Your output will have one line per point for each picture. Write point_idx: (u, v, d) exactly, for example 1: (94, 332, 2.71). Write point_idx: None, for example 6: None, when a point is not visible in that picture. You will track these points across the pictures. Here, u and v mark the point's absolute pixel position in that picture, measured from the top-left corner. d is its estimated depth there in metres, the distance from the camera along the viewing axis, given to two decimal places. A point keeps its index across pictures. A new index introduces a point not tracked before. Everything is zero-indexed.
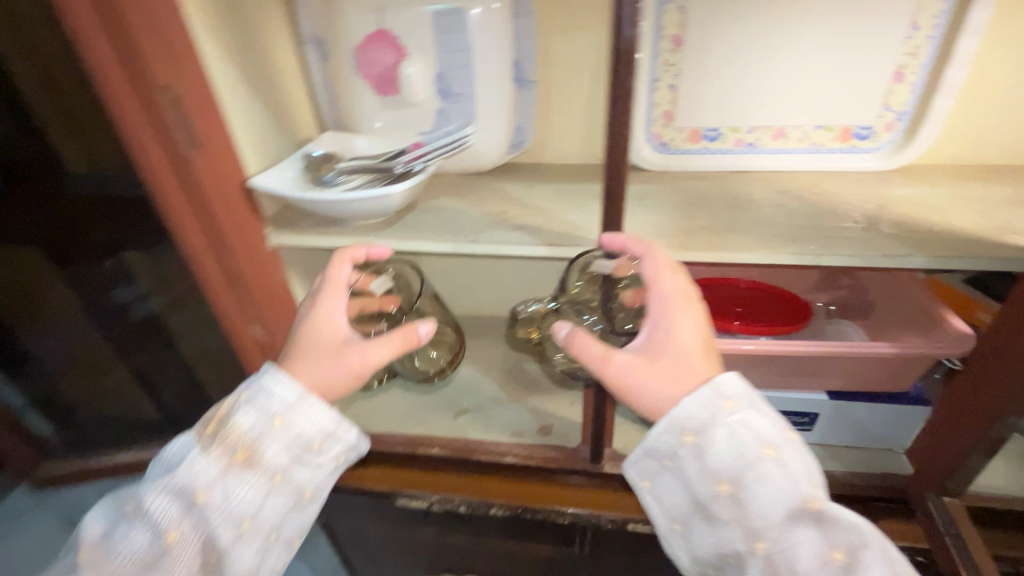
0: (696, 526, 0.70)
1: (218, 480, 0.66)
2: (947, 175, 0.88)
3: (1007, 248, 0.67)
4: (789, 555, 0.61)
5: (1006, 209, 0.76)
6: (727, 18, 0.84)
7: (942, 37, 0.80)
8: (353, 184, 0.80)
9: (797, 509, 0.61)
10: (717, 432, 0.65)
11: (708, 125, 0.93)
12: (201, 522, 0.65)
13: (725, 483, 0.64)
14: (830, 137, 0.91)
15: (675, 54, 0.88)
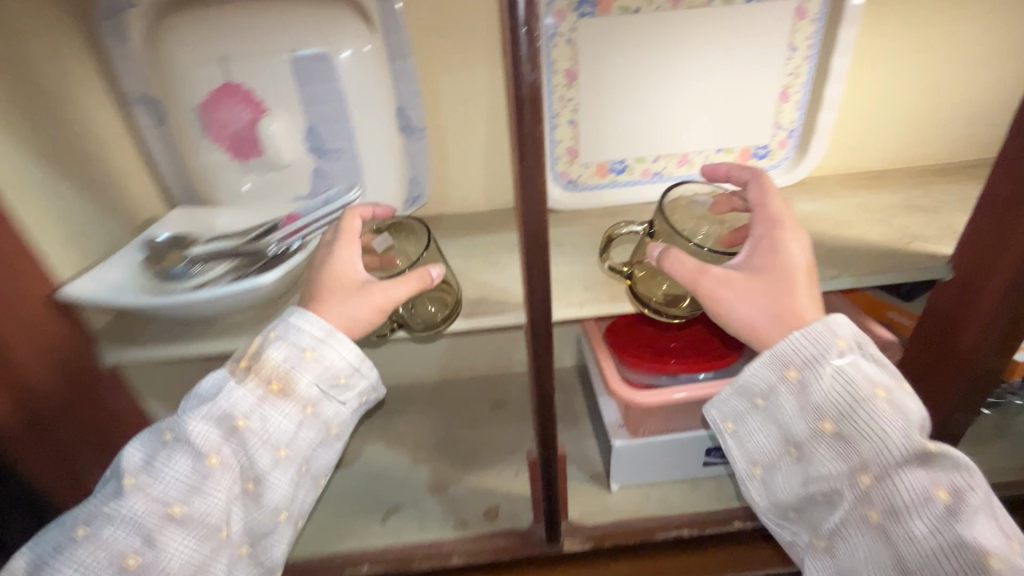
0: (778, 464, 0.65)
1: (253, 411, 0.59)
2: (840, 185, 0.90)
3: (919, 258, 0.67)
4: (893, 493, 0.57)
5: (904, 215, 0.78)
6: (618, 49, 0.80)
7: (818, 56, 0.82)
8: (213, 276, 0.64)
9: (912, 446, 0.56)
10: (828, 372, 0.59)
11: (613, 158, 0.89)
12: (238, 444, 0.58)
13: (827, 422, 0.59)
14: (730, 158, 0.90)
15: (570, 89, 0.82)
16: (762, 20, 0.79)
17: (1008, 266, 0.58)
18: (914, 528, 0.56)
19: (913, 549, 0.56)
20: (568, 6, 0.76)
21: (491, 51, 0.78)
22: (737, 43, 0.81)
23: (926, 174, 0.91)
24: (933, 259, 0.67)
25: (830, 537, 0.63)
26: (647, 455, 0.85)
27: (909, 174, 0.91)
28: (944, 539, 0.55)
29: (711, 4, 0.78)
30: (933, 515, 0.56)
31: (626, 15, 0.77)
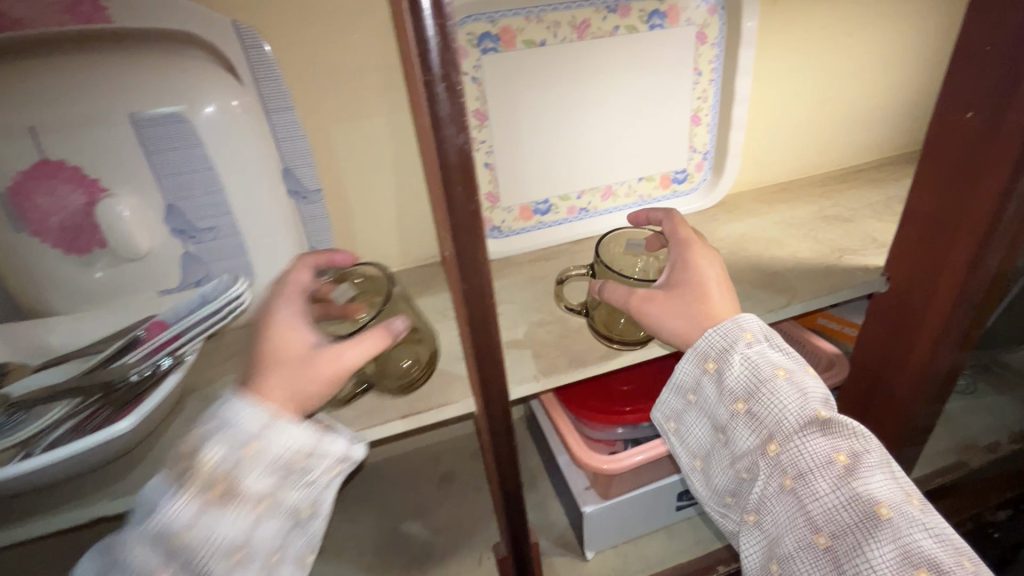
0: (712, 454, 0.61)
1: (198, 517, 0.44)
2: (758, 201, 0.91)
3: (854, 273, 0.68)
4: (799, 458, 0.53)
5: (825, 227, 0.79)
6: (528, 84, 0.74)
7: (721, 79, 0.82)
8: (47, 427, 0.47)
9: (810, 417, 0.53)
10: (734, 355, 0.57)
11: (537, 198, 0.82)
12: (190, 551, 0.44)
13: (739, 402, 0.57)
14: (652, 186, 0.88)
15: (482, 131, 0.75)
16: (666, 46, 0.77)
17: (953, 274, 0.57)
18: (820, 491, 0.51)
19: (821, 513, 0.51)
20: (468, 42, 0.69)
21: (388, 95, 0.69)
22: (645, 71, 0.78)
23: (828, 181, 0.95)
24: (867, 272, 0.67)
25: (754, 514, 0.56)
26: (621, 515, 0.78)
27: (814, 183, 0.94)
28: (847, 499, 0.50)
29: (616, 33, 0.74)
30: (833, 476, 0.51)
31: (532, 48, 0.71)
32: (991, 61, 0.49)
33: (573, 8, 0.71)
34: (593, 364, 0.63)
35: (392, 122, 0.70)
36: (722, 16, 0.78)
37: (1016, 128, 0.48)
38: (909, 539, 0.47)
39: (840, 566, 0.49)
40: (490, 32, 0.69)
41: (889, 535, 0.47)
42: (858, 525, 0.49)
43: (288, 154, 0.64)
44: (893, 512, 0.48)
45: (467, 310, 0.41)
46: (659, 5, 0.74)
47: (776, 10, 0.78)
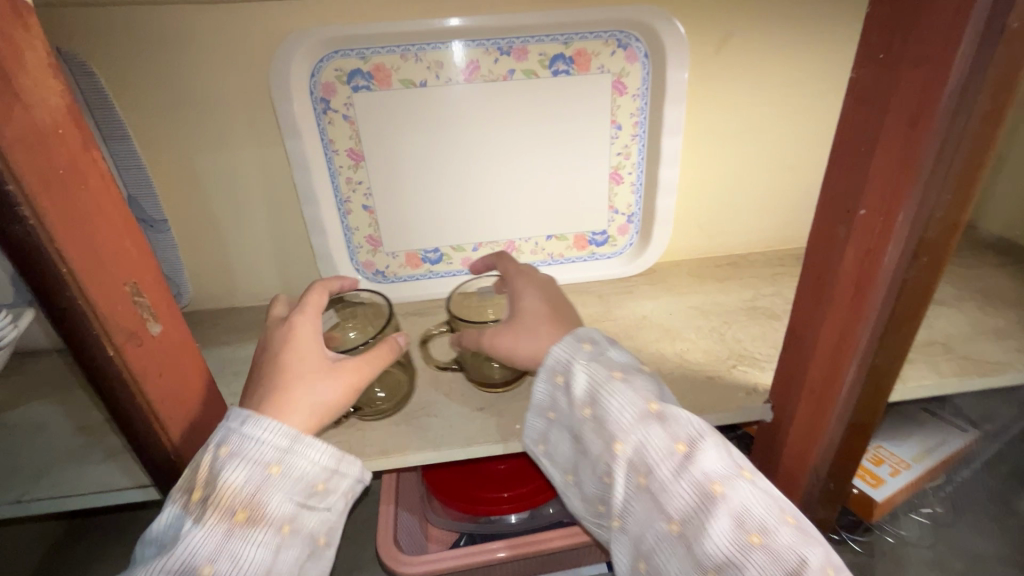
0: (573, 465, 0.49)
1: (223, 542, 0.38)
2: (691, 275, 0.79)
3: (736, 394, 0.55)
4: (643, 455, 0.42)
5: (740, 323, 0.66)
6: (410, 126, 0.67)
7: (647, 134, 0.72)
8: None
9: (646, 411, 0.43)
10: (578, 363, 0.47)
11: (426, 245, 0.76)
12: (182, 556, 0.37)
13: (585, 408, 0.46)
14: (565, 246, 0.78)
15: (358, 172, 0.69)
16: (576, 95, 0.68)
17: (823, 358, 0.42)
18: (672, 490, 0.41)
19: (675, 506, 0.41)
20: (338, 79, 0.64)
21: (253, 127, 0.65)
22: (550, 122, 0.70)
23: (787, 263, 0.80)
24: (750, 397, 0.54)
25: (620, 523, 0.44)
26: None
27: (767, 262, 0.80)
28: (691, 486, 0.40)
29: (512, 77, 0.66)
30: (677, 467, 0.41)
31: (411, 89, 0.65)
32: (840, 179, 0.36)
33: (458, 48, 0.64)
34: (374, 462, 0.50)
35: (258, 155, 0.66)
36: (645, 64, 0.68)
37: (854, 275, 0.37)
38: (753, 513, 0.39)
39: (699, 559, 0.39)
40: (362, 69, 0.64)
41: (728, 514, 0.39)
42: (703, 509, 0.40)
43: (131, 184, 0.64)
44: (729, 488, 0.40)
45: (115, 416, 0.37)
46: (563, 49, 0.65)
47: (714, 61, 0.67)
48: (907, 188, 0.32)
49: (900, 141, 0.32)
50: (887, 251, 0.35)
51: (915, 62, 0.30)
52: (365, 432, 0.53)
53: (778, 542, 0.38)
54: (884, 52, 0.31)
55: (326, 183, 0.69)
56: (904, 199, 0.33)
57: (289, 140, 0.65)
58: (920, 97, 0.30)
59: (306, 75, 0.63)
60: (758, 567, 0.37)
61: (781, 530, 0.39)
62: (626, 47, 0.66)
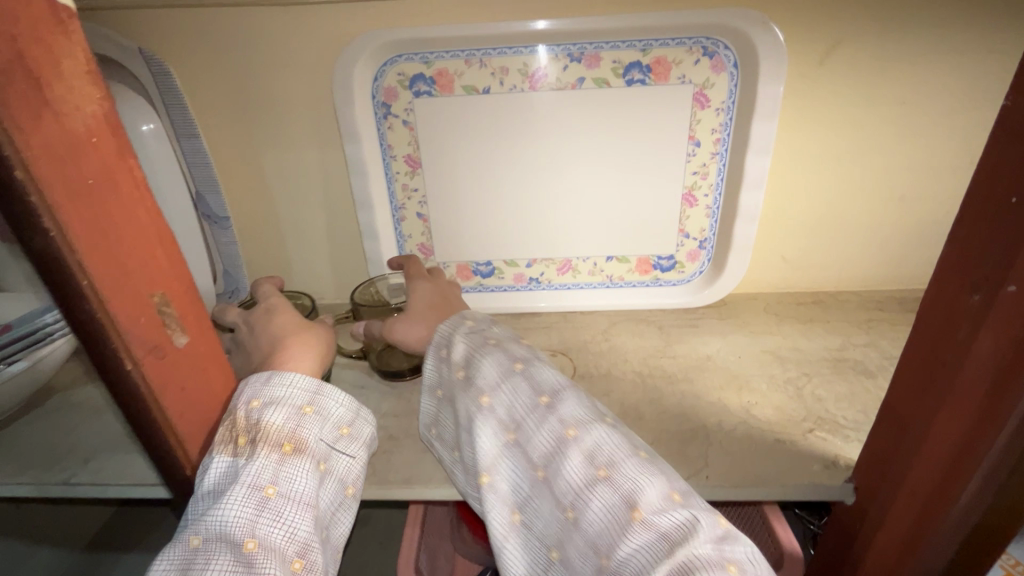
0: (452, 438, 0.48)
1: (278, 470, 0.41)
2: (769, 312, 0.70)
3: (810, 467, 0.47)
4: (509, 406, 0.44)
5: (823, 377, 0.57)
6: (468, 134, 0.64)
7: (728, 154, 0.64)
8: None
9: (509, 365, 0.46)
10: (456, 334, 0.50)
11: (478, 257, 0.72)
12: (246, 487, 0.39)
13: (459, 370, 0.48)
14: (626, 269, 0.72)
15: (414, 179, 0.68)
16: (650, 107, 0.62)
17: (940, 453, 0.33)
18: (536, 434, 0.42)
19: (538, 452, 0.42)
20: (399, 83, 0.62)
21: (315, 130, 0.64)
22: (620, 136, 0.64)
23: (886, 307, 0.69)
24: (828, 473, 0.46)
25: (491, 479, 0.43)
26: None
27: (861, 305, 0.70)
28: (551, 427, 0.42)
29: (581, 86, 0.61)
30: (540, 416, 0.43)
31: (472, 95, 0.62)
32: (981, 236, 0.29)
33: (524, 53, 0.60)
34: (395, 488, 0.48)
35: (318, 158, 0.66)
36: (733, 75, 0.60)
37: (994, 362, 0.29)
38: (603, 451, 0.40)
39: (560, 496, 0.40)
40: (424, 74, 0.62)
41: (579, 452, 0.40)
42: (559, 450, 0.41)
43: (199, 180, 0.66)
44: (582, 431, 0.41)
45: (133, 424, 0.36)
46: (640, 56, 0.59)
47: (816, 73, 0.58)
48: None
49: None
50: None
51: None
52: (391, 455, 0.51)
53: (622, 474, 0.38)
54: None
55: (382, 189, 0.68)
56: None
57: (348, 144, 0.64)
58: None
59: (369, 78, 0.62)
60: (603, 498, 0.38)
61: (631, 464, 0.39)
62: (713, 55, 0.59)
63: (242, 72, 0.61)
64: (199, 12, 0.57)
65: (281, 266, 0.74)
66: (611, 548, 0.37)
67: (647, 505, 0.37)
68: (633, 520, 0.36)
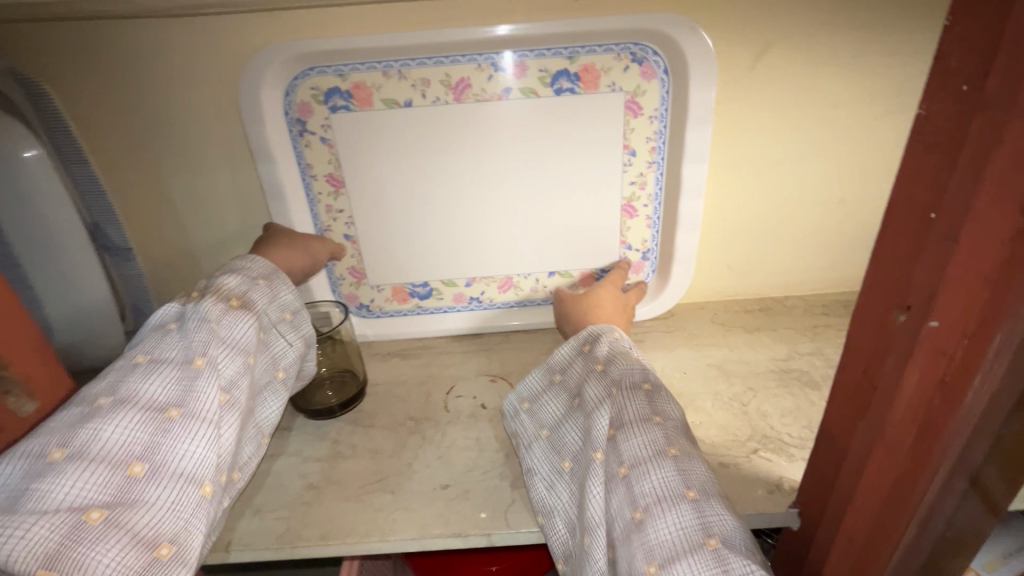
0: (560, 416, 0.49)
1: (181, 391, 0.40)
2: (716, 322, 0.68)
3: (755, 493, 0.45)
4: (626, 407, 0.44)
5: (768, 391, 0.55)
6: (395, 150, 0.60)
7: (665, 162, 0.62)
8: None
9: (648, 377, 0.47)
10: (607, 336, 0.50)
11: (414, 278, 0.68)
12: (137, 405, 0.39)
13: (598, 363, 0.48)
14: (569, 283, 0.69)
15: (338, 199, 0.63)
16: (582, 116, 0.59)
17: (865, 481, 0.30)
18: (639, 436, 0.42)
19: (634, 451, 0.41)
20: (314, 98, 0.58)
21: (226, 150, 0.59)
22: (553, 147, 0.61)
23: (832, 312, 0.68)
24: (772, 500, 0.44)
25: (601, 460, 0.41)
26: None
27: (807, 311, 0.69)
28: (654, 438, 0.41)
29: (508, 96, 0.58)
30: (648, 428, 0.42)
31: (394, 109, 0.58)
32: (891, 265, 0.25)
33: (446, 63, 0.56)
34: (310, 546, 0.44)
35: (231, 180, 0.61)
36: (665, 82, 0.58)
37: (913, 415, 0.25)
38: (697, 478, 0.39)
39: (636, 496, 0.39)
40: (341, 88, 0.57)
41: (673, 470, 0.39)
42: (654, 460, 0.40)
43: (94, 210, 0.60)
44: (682, 455, 0.41)
45: None
46: (568, 64, 0.57)
47: (748, 78, 0.57)
48: (1014, 303, 0.20)
49: (999, 232, 0.20)
50: (971, 388, 0.23)
51: None
52: (311, 508, 0.47)
53: (711, 506, 0.38)
54: (971, 84, 0.20)
55: (304, 211, 0.63)
56: (1005, 320, 0.21)
57: (261, 164, 0.59)
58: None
59: (280, 93, 0.57)
60: (682, 516, 0.37)
61: (716, 504, 0.38)
62: (642, 60, 0.57)
63: (136, 90, 0.55)
64: (80, 26, 0.52)
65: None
66: (670, 560, 0.35)
67: (725, 537, 0.36)
68: (707, 546, 0.35)
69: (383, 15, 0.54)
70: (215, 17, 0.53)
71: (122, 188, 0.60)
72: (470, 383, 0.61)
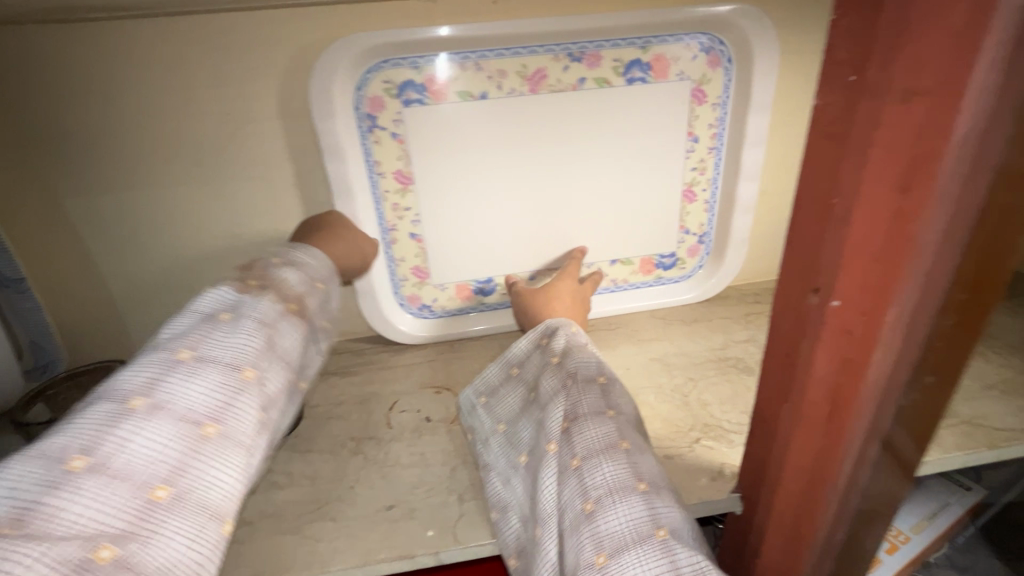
0: (519, 410, 0.49)
1: (224, 403, 0.34)
2: (659, 316, 0.69)
3: (698, 481, 0.45)
4: (581, 398, 0.43)
5: (708, 380, 0.57)
6: (321, 160, 0.57)
7: (725, 148, 0.63)
8: None
9: (603, 368, 0.46)
10: (564, 329, 0.49)
11: (478, 275, 0.65)
12: (176, 411, 0.33)
13: (555, 356, 0.48)
14: (629, 271, 0.68)
15: (406, 197, 0.60)
16: (502, 119, 0.57)
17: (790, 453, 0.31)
18: (593, 427, 0.41)
19: (585, 442, 0.40)
20: (386, 91, 0.55)
21: (199, 169, 0.55)
22: (515, 145, 0.59)
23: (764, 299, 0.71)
24: (715, 487, 0.45)
25: (555, 451, 0.41)
26: None
27: (741, 299, 0.71)
28: (606, 429, 0.41)
29: (581, 86, 0.57)
30: (601, 420, 0.42)
31: (469, 102, 0.56)
32: (802, 253, 0.25)
33: (523, 54, 0.55)
34: None
35: (191, 202, 0.57)
36: (728, 70, 0.59)
37: (823, 391, 0.26)
38: (647, 470, 0.39)
39: (586, 488, 0.38)
40: (413, 81, 0.55)
41: (625, 462, 0.39)
42: (607, 452, 0.40)
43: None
44: (633, 448, 0.41)
45: None
46: (641, 53, 0.57)
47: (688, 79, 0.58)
48: (904, 280, 0.21)
49: (882, 212, 0.21)
50: (874, 362, 0.24)
51: (906, 90, 0.18)
52: (241, 545, 0.43)
53: (661, 498, 0.38)
54: (857, 71, 0.20)
55: (370, 210, 0.59)
56: (896, 296, 0.22)
57: (330, 161, 0.55)
58: (918, 144, 0.19)
59: (352, 86, 0.54)
60: (632, 507, 0.37)
61: (666, 496, 0.38)
62: (709, 50, 0.58)
63: (79, 109, 0.51)
64: None
65: (120, 334, 0.62)
66: (618, 550, 0.35)
67: (672, 527, 0.36)
68: (656, 537, 0.35)
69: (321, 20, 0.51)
70: (143, 22, 0.48)
71: (70, 219, 0.55)
72: (414, 397, 0.59)
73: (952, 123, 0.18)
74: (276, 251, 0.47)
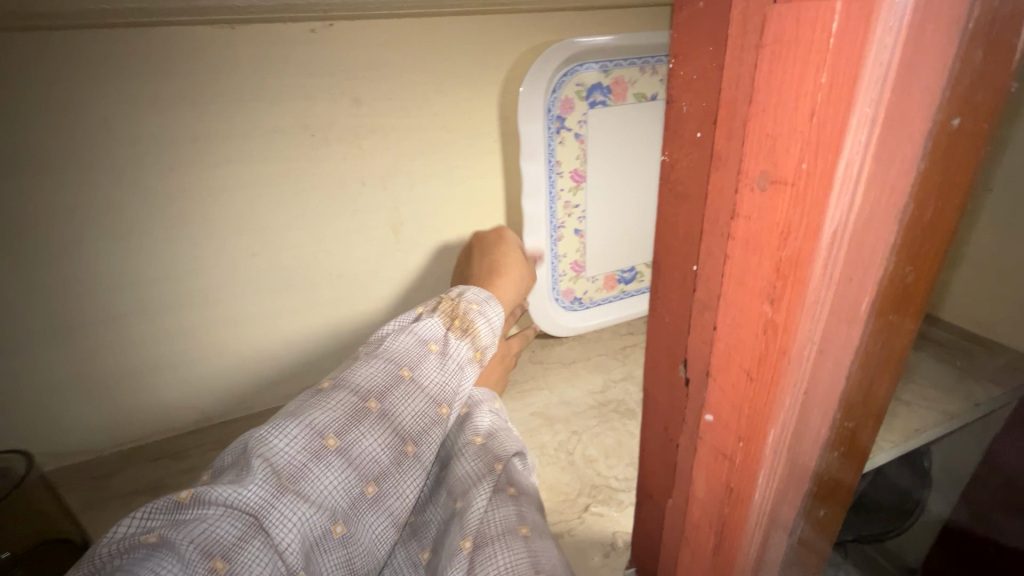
0: (423, 496, 0.39)
1: (423, 426, 0.36)
2: (532, 357, 0.65)
3: (590, 561, 0.41)
4: (502, 475, 0.37)
5: (591, 431, 0.53)
6: (150, 215, 0.45)
7: None
8: None
9: (520, 451, 0.40)
10: (486, 403, 0.42)
11: (622, 264, 0.67)
12: (395, 424, 0.34)
13: (478, 434, 0.40)
14: None
15: (576, 195, 0.61)
16: (361, 164, 0.51)
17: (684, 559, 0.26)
18: (499, 509, 0.34)
19: (492, 528, 0.33)
20: (577, 94, 0.56)
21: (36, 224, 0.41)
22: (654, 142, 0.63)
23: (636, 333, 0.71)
24: (607, 565, 0.41)
25: (466, 546, 0.32)
26: None
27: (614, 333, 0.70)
28: (512, 513, 0.34)
29: None
30: (501, 500, 0.35)
31: (642, 103, 0.60)
32: (670, 328, 0.22)
33: None
34: None
35: None
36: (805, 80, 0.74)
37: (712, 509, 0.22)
38: (548, 561, 0.32)
39: None
40: (601, 84, 0.57)
41: (527, 555, 0.32)
42: (502, 539, 0.33)
43: None
44: (534, 535, 0.34)
45: None
46: None
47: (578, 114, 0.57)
48: (782, 398, 0.18)
49: (752, 323, 0.17)
50: (759, 486, 0.20)
51: (764, 175, 0.15)
52: None
53: None
54: (703, 130, 0.17)
55: (544, 209, 0.59)
56: (775, 420, 0.18)
57: (526, 163, 0.56)
58: (785, 248, 0.15)
59: (548, 90, 0.55)
60: None
61: None
62: None
63: None
64: None
65: None
66: None
67: None
68: None
69: (156, 47, 0.41)
70: None
71: None
72: None
73: (820, 227, 0.14)
74: (467, 286, 0.44)
